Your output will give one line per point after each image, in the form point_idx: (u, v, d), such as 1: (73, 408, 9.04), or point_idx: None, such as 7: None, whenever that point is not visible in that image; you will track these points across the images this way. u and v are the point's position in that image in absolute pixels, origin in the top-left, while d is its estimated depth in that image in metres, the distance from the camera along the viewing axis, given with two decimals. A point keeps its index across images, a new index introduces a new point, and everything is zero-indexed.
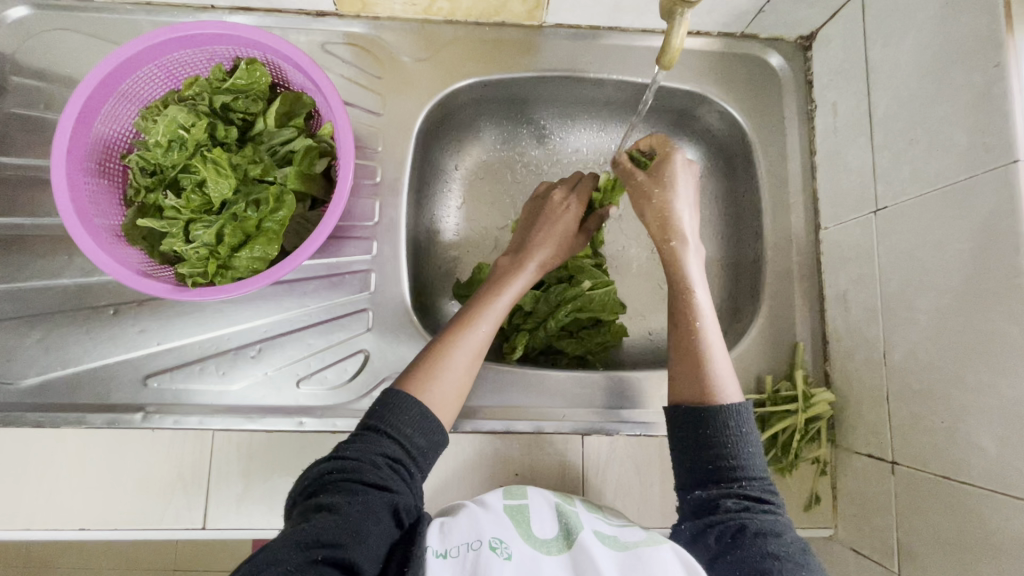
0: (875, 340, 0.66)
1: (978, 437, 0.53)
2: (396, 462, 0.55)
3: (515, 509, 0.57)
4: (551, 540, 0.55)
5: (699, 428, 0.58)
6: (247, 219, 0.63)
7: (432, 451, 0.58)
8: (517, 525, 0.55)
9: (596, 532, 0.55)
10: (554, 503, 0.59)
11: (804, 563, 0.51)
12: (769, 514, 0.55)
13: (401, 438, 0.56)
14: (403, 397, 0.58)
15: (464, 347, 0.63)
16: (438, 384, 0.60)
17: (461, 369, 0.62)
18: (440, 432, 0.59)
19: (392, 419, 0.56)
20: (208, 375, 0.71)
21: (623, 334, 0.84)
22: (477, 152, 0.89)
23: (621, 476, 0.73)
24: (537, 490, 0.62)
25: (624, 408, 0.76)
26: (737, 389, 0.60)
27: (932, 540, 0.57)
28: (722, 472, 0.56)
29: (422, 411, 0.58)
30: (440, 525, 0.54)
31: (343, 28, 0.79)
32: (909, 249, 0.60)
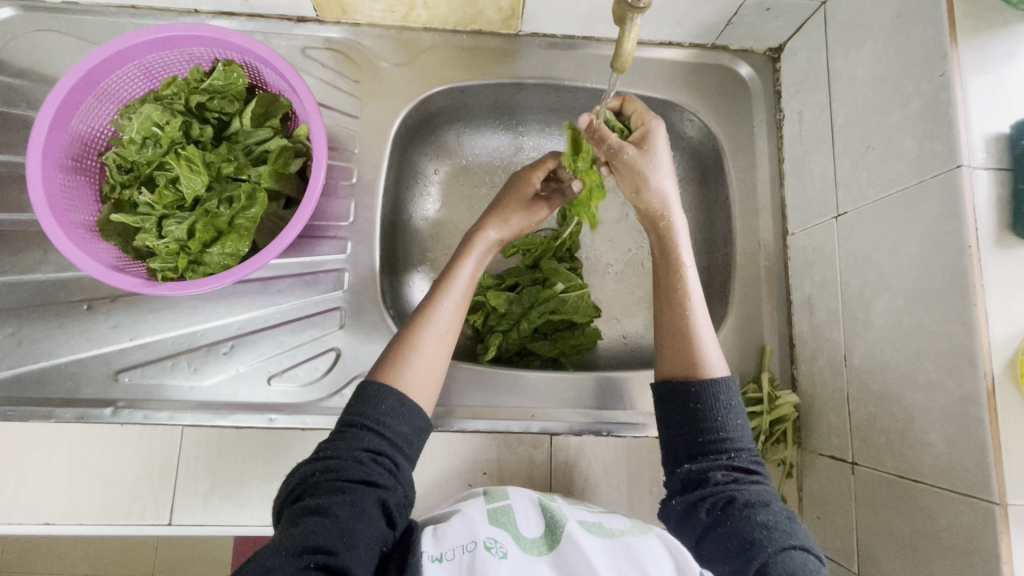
0: (836, 342, 0.67)
1: (929, 436, 0.54)
2: (380, 454, 0.54)
3: (500, 510, 0.57)
4: (540, 540, 0.54)
5: (689, 403, 0.57)
6: (219, 215, 0.64)
7: (416, 436, 0.57)
8: (505, 525, 0.55)
9: (581, 521, 0.57)
10: (536, 501, 0.59)
11: (792, 532, 0.51)
12: (757, 484, 0.54)
13: (382, 430, 0.55)
14: (375, 387, 0.57)
15: (437, 326, 0.62)
16: (411, 364, 0.59)
17: (435, 347, 0.61)
18: (422, 415, 0.58)
19: (367, 410, 0.56)
20: (180, 371, 0.72)
21: (596, 337, 0.85)
22: (455, 156, 0.91)
23: (590, 476, 0.74)
24: (520, 491, 0.62)
25: (594, 408, 0.77)
26: (722, 365, 0.60)
27: (888, 539, 0.58)
28: (709, 446, 0.56)
29: (400, 397, 0.57)
30: (433, 531, 0.53)
31: (324, 33, 0.81)
32: (867, 253, 0.62)
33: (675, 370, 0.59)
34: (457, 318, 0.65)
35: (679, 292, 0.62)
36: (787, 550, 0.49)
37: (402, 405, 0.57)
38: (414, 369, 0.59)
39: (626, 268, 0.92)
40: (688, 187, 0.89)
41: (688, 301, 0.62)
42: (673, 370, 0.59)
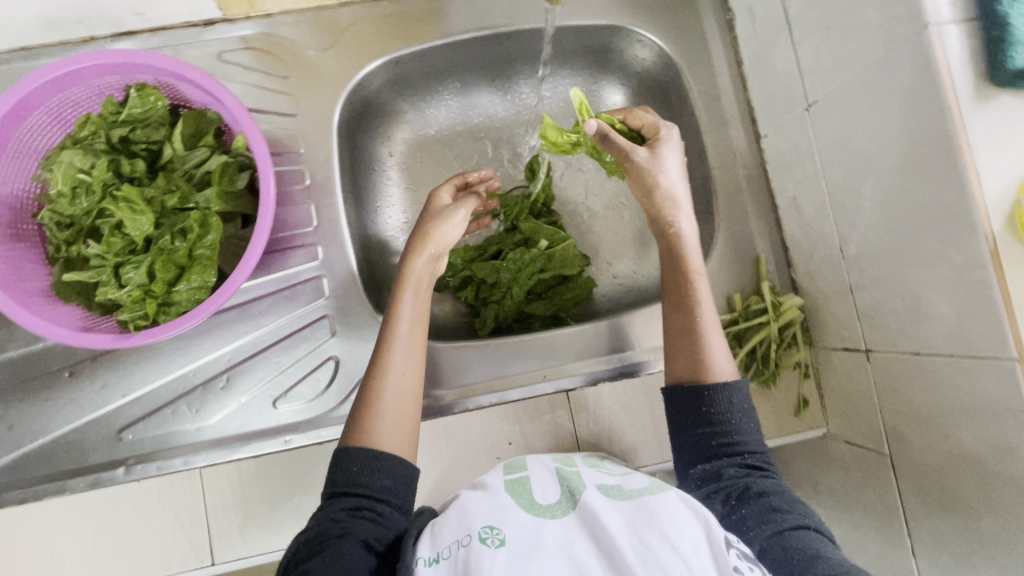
0: (830, 236, 0.66)
1: (939, 307, 0.53)
2: (359, 508, 0.54)
3: (513, 483, 0.56)
4: (555, 505, 0.53)
5: (702, 404, 0.59)
6: (176, 250, 0.60)
7: (401, 485, 0.57)
8: (516, 497, 0.54)
9: (600, 486, 0.55)
10: (554, 468, 0.58)
11: (808, 517, 0.53)
12: (769, 479, 0.57)
13: (355, 486, 0.55)
14: (345, 451, 0.57)
15: (393, 373, 0.61)
16: (378, 420, 0.58)
17: (397, 395, 0.60)
18: (398, 460, 0.57)
19: (341, 478, 0.56)
20: (181, 416, 0.70)
21: (591, 285, 0.83)
22: (408, 134, 0.86)
23: (613, 421, 0.74)
24: (538, 458, 0.61)
25: (605, 355, 0.76)
26: (731, 369, 0.61)
27: (913, 416, 0.58)
28: (722, 450, 0.58)
29: (371, 453, 0.56)
30: (431, 531, 0.52)
31: (236, 33, 0.75)
32: (845, 138, 0.60)
33: (686, 370, 0.61)
34: (413, 358, 0.63)
35: (688, 298, 0.63)
36: (801, 530, 0.51)
37: (377, 459, 0.56)
38: (383, 424, 0.58)
39: (607, 210, 0.89)
40: None
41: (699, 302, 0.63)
42: (683, 371, 0.61)
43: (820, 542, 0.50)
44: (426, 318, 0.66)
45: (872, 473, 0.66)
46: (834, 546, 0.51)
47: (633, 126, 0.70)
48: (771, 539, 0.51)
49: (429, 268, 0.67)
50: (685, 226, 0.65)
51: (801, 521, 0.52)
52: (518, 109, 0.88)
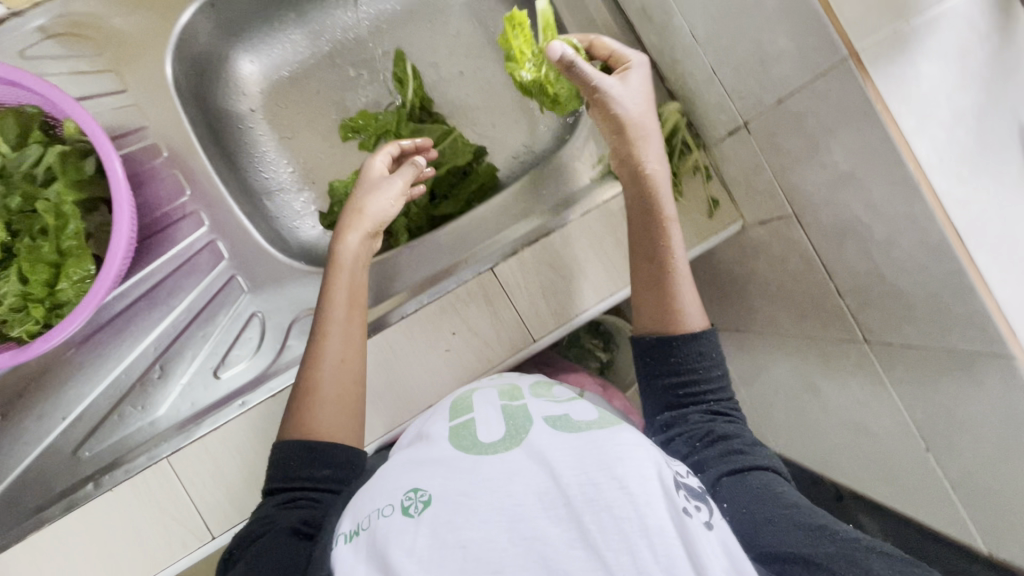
0: (680, 28, 0.66)
1: (781, 43, 0.53)
2: (295, 498, 0.54)
3: (458, 429, 0.53)
4: (498, 442, 0.50)
5: (670, 358, 0.58)
6: (39, 248, 0.58)
7: (342, 470, 0.57)
8: (457, 441, 0.51)
9: (547, 418, 0.52)
10: (500, 405, 0.56)
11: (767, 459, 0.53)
12: (733, 422, 0.57)
13: (293, 480, 0.55)
14: (282, 447, 0.57)
15: (327, 360, 0.61)
16: (318, 404, 0.59)
17: (335, 381, 0.60)
18: (343, 449, 0.57)
19: (278, 474, 0.55)
20: (130, 417, 0.69)
21: (493, 173, 0.83)
22: (261, 79, 0.84)
23: (544, 283, 0.73)
24: (484, 398, 0.58)
25: (518, 220, 0.78)
26: (702, 315, 0.61)
27: (797, 163, 0.60)
28: (687, 396, 0.58)
29: (309, 444, 0.56)
30: (357, 502, 0.49)
31: (32, 25, 0.70)
32: None
33: (654, 320, 0.61)
34: (350, 347, 0.62)
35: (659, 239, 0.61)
36: (757, 470, 0.51)
37: (314, 452, 0.56)
38: (322, 412, 0.59)
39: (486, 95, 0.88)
40: None
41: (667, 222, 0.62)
42: (651, 323, 0.61)
43: (774, 481, 0.50)
44: (362, 303, 0.66)
45: (788, 240, 0.68)
46: (790, 486, 0.51)
47: (601, 55, 0.68)
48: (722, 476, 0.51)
49: (366, 245, 0.69)
50: (656, 163, 0.62)
51: (748, 464, 0.52)
52: (360, 23, 0.86)
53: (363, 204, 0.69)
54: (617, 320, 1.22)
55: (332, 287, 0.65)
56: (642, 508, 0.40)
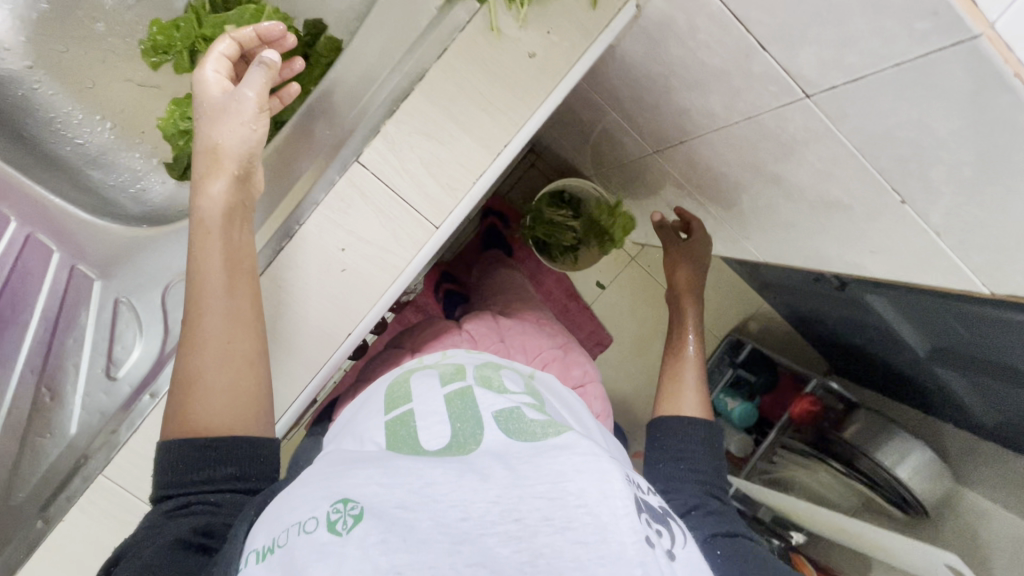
0: None
1: None
2: (190, 504, 0.46)
3: (396, 425, 0.46)
4: (442, 451, 0.42)
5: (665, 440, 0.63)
6: None
7: (249, 465, 0.49)
8: (397, 448, 0.43)
9: (497, 414, 0.45)
10: (445, 395, 0.48)
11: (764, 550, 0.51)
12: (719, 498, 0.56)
13: (190, 484, 0.47)
14: (172, 448, 0.48)
15: (206, 340, 0.51)
16: (202, 393, 0.50)
17: (221, 361, 0.51)
18: (244, 443, 0.49)
19: (171, 479, 0.47)
20: (46, 446, 0.63)
21: (336, 47, 0.71)
22: (21, 29, 0.68)
23: (422, 154, 0.60)
24: (426, 385, 0.51)
25: (377, 91, 0.63)
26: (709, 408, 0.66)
27: None
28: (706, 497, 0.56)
29: (201, 441, 0.48)
30: (271, 511, 0.39)
31: None
32: None
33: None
34: (239, 321, 0.53)
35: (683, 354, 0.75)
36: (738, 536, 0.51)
37: (211, 449, 0.48)
38: (207, 401, 0.50)
39: None
40: None
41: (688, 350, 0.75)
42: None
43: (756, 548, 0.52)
44: (243, 262, 0.55)
45: None
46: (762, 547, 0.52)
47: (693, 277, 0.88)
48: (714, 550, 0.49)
49: (234, 191, 0.56)
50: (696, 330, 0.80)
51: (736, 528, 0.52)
52: None
53: (215, 140, 0.56)
54: (578, 179, 1.15)
55: (204, 253, 0.54)
56: (607, 530, 0.33)
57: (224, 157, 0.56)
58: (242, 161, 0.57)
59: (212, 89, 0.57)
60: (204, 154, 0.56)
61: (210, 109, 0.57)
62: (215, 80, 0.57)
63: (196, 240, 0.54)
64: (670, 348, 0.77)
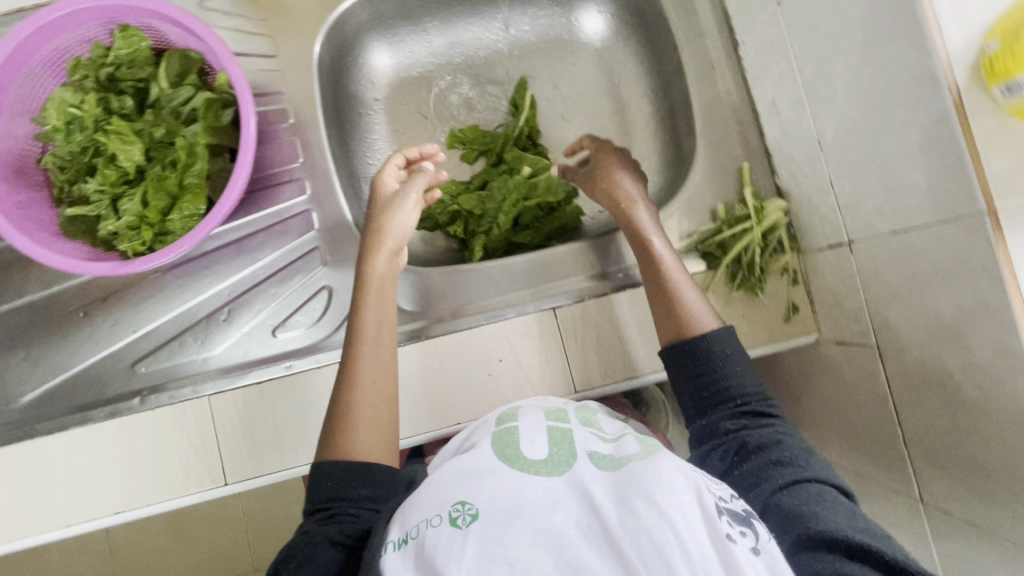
0: (808, 130, 0.65)
1: (913, 175, 0.51)
2: (335, 514, 0.54)
3: (502, 436, 0.52)
4: (542, 463, 0.47)
5: (697, 371, 0.62)
6: (166, 178, 0.63)
7: (380, 492, 0.56)
8: (500, 456, 0.48)
9: (591, 454, 0.48)
10: (547, 427, 0.53)
11: (805, 461, 0.54)
12: (767, 428, 0.58)
13: (332, 499, 0.55)
14: (317, 470, 0.57)
15: (364, 382, 0.61)
16: (354, 423, 0.59)
17: (371, 401, 0.60)
18: (379, 469, 0.57)
19: (319, 494, 0.56)
20: (189, 348, 0.73)
21: (578, 215, 0.85)
22: (392, 77, 0.87)
23: (600, 336, 0.73)
24: (529, 412, 0.56)
25: (593, 274, 0.78)
26: (710, 314, 0.64)
27: (895, 299, 0.58)
28: (716, 398, 0.61)
29: (347, 465, 0.57)
30: (406, 507, 0.48)
31: None
32: (813, 21, 0.59)
33: (668, 334, 0.64)
34: (383, 366, 0.63)
35: (654, 264, 0.67)
36: (799, 483, 0.52)
37: (354, 472, 0.56)
38: (359, 436, 0.59)
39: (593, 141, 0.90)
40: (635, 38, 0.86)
41: (653, 244, 0.68)
42: (668, 336, 0.64)
43: (822, 493, 0.51)
44: (388, 321, 0.66)
45: (865, 371, 0.65)
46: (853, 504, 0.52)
47: None
48: (762, 500, 0.52)
49: (391, 262, 0.69)
50: None
51: (802, 474, 0.52)
52: (491, 45, 0.89)
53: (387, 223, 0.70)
54: None
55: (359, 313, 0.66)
56: (682, 533, 0.38)
57: (393, 236, 0.69)
58: (404, 237, 0.70)
59: (386, 186, 0.73)
60: (372, 236, 0.70)
61: (385, 206, 0.71)
62: (387, 180, 0.73)
63: (359, 299, 0.66)
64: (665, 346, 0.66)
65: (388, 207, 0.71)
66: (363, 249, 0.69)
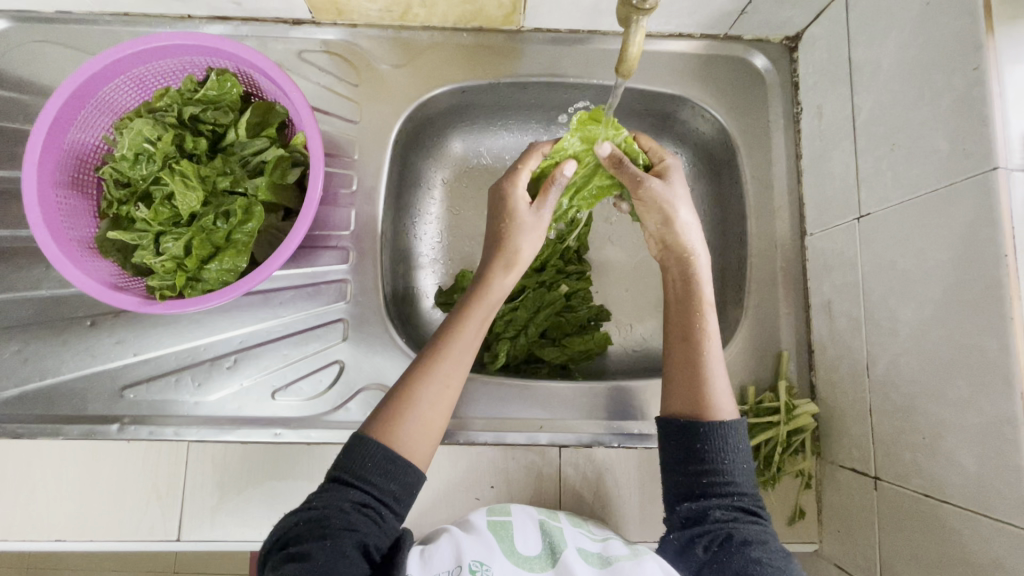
0: (858, 351, 0.64)
1: (959, 454, 0.51)
2: (367, 505, 0.51)
3: (497, 526, 0.58)
4: (534, 557, 0.57)
5: (696, 442, 0.55)
6: (216, 230, 0.63)
7: (406, 494, 0.53)
8: (499, 542, 0.57)
9: (580, 549, 0.58)
10: (538, 521, 0.61)
11: (787, 570, 0.50)
12: (756, 525, 0.53)
13: (367, 483, 0.51)
14: (364, 441, 0.52)
15: (435, 379, 0.56)
16: (406, 420, 0.54)
17: (432, 405, 0.55)
18: (414, 472, 0.53)
19: (353, 465, 0.52)
20: (183, 386, 0.71)
21: (607, 343, 0.81)
22: (459, 160, 0.87)
23: (599, 487, 0.71)
24: (523, 506, 0.63)
25: (606, 419, 0.74)
26: (732, 400, 0.57)
27: (912, 560, 0.56)
28: (713, 487, 0.54)
29: (390, 454, 0.52)
30: (421, 551, 0.54)
31: (321, 36, 0.78)
32: (892, 258, 0.58)
33: (685, 406, 0.57)
34: (456, 377, 0.57)
35: (693, 330, 0.59)
36: None
37: (392, 463, 0.52)
38: (409, 427, 0.54)
39: (639, 272, 0.88)
40: (702, 187, 0.84)
41: (705, 309, 0.60)
42: (682, 408, 0.57)
43: None
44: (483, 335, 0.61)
45: None
46: None
47: None
48: None
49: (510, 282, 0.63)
50: None
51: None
52: None
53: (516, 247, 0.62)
54: None
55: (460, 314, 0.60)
56: None
57: (514, 253, 0.62)
58: (520, 258, 0.63)
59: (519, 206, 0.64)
60: (496, 246, 0.63)
61: (509, 211, 0.64)
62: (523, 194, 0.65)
63: (464, 302, 0.61)
64: (673, 407, 0.58)
65: (521, 216, 0.63)
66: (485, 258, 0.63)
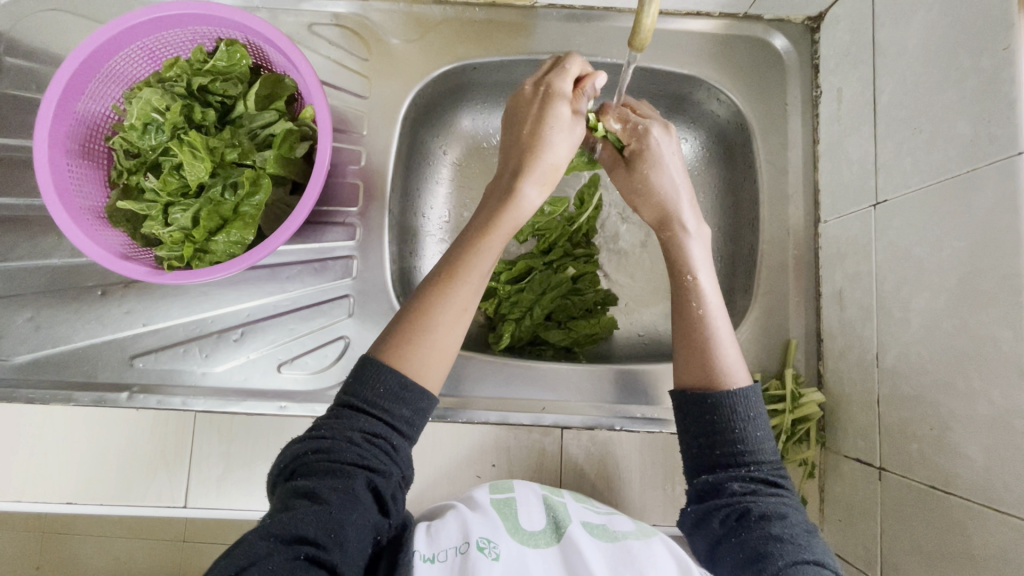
0: (868, 341, 0.63)
1: (967, 446, 0.50)
2: (377, 436, 0.50)
3: (500, 504, 0.59)
4: (539, 533, 0.58)
5: (705, 414, 0.54)
6: (223, 202, 0.64)
7: (419, 417, 0.52)
8: (504, 518, 0.58)
9: (586, 523, 0.59)
10: (542, 494, 0.62)
11: (808, 547, 0.49)
12: (776, 497, 0.52)
13: (377, 409, 0.51)
14: (371, 366, 0.52)
15: (452, 302, 0.55)
16: (419, 346, 0.53)
17: (449, 328, 0.54)
18: (426, 398, 0.53)
19: (363, 393, 0.51)
20: (191, 357, 0.72)
21: (612, 326, 0.81)
22: (469, 138, 0.86)
23: (599, 469, 0.72)
24: (526, 483, 0.64)
25: (608, 403, 0.73)
26: (744, 374, 0.56)
27: (913, 550, 0.55)
28: (729, 458, 0.53)
29: (401, 380, 0.51)
30: (427, 529, 0.55)
31: (331, 8, 0.77)
32: (906, 246, 0.57)
33: (696, 379, 0.56)
34: (471, 297, 0.56)
35: (688, 302, 0.59)
36: (800, 564, 0.47)
37: (405, 389, 0.51)
38: (422, 351, 0.53)
39: (646, 256, 0.87)
40: (714, 170, 0.83)
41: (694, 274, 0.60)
42: (693, 379, 0.56)
43: None
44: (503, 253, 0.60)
45: None
46: None
47: None
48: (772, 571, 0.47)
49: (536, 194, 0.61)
50: None
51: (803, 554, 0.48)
52: None
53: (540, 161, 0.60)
54: None
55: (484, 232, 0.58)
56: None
57: (546, 170, 0.60)
58: (553, 173, 0.62)
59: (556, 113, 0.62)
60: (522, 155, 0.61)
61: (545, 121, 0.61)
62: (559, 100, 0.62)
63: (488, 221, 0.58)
64: (687, 376, 0.57)
65: (556, 127, 0.61)
66: (514, 170, 0.61)
